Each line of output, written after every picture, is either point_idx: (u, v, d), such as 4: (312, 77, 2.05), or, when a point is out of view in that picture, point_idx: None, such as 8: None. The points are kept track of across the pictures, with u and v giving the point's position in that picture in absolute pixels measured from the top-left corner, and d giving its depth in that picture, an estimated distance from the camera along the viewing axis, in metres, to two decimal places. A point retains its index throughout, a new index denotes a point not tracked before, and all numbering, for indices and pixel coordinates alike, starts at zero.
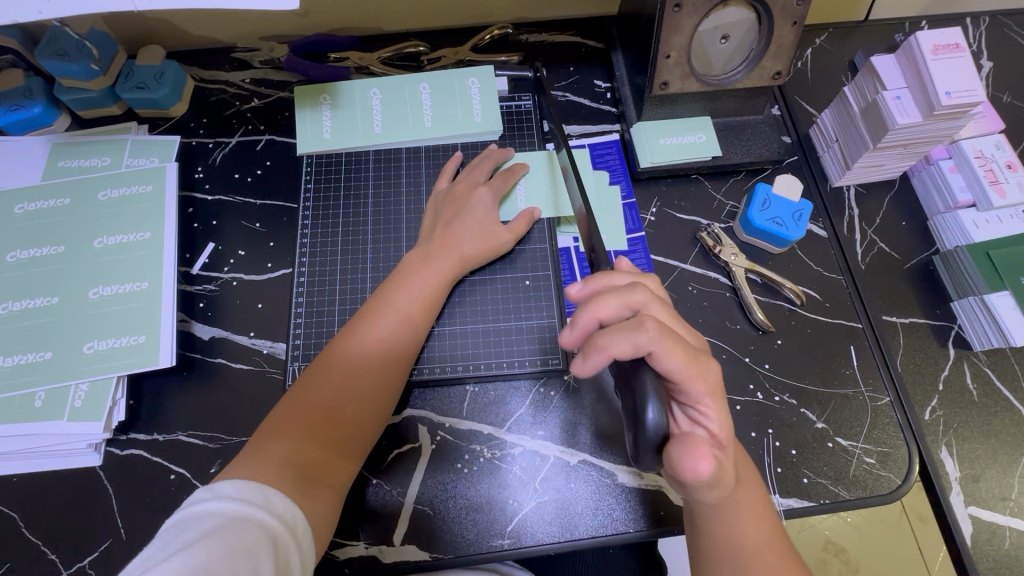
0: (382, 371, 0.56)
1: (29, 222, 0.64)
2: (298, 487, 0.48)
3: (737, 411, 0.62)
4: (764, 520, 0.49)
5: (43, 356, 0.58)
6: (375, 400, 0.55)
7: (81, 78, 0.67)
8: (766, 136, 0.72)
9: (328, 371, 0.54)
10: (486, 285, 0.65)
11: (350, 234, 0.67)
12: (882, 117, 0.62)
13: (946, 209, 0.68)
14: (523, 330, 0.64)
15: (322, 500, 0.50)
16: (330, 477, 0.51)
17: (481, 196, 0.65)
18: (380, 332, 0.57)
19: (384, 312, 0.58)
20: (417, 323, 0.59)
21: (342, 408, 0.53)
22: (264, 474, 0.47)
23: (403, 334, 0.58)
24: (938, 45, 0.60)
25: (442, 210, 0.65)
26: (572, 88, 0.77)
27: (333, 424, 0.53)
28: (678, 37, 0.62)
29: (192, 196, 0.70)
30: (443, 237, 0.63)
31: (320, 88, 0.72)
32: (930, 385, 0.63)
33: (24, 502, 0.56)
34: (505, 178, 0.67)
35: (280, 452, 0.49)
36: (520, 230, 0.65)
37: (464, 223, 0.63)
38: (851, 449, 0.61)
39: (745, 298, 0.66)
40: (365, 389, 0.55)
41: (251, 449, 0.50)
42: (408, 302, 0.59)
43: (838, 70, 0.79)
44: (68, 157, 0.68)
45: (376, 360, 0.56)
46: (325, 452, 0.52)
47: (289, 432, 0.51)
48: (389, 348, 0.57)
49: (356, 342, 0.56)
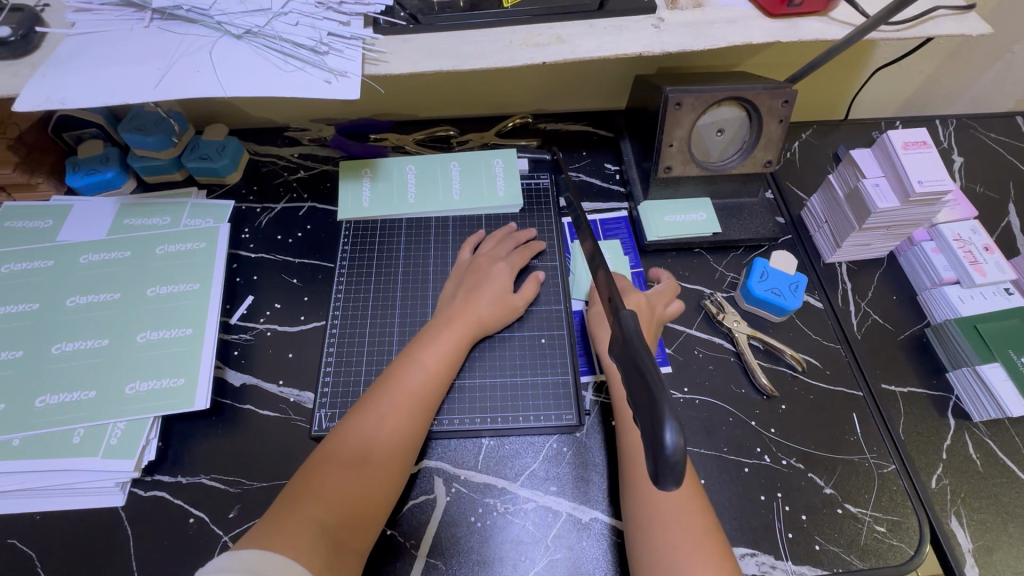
0: (409, 429, 0.58)
1: (92, 272, 0.70)
2: (327, 553, 0.48)
3: (746, 474, 0.63)
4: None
5: (88, 395, 0.62)
6: (399, 460, 0.57)
7: (153, 149, 0.76)
8: (760, 217, 0.80)
9: (357, 428, 0.57)
10: (504, 343, 0.70)
11: (378, 290, 0.73)
12: (864, 202, 0.69)
13: (933, 285, 0.73)
14: (540, 384, 0.67)
15: (347, 567, 0.50)
16: (354, 541, 0.52)
17: (498, 268, 0.71)
18: (410, 386, 0.60)
19: (410, 367, 0.61)
20: (442, 377, 0.62)
21: (370, 466, 0.55)
22: (293, 543, 0.47)
23: (429, 392, 0.61)
24: (909, 141, 0.67)
25: (463, 279, 0.70)
26: (585, 169, 0.87)
27: (361, 482, 0.54)
28: (679, 130, 0.71)
29: (237, 253, 0.76)
30: (463, 302, 0.67)
31: (363, 163, 0.81)
32: (933, 454, 0.65)
33: (44, 544, 0.57)
34: (523, 254, 0.74)
35: (310, 512, 0.50)
36: (529, 295, 0.70)
37: (488, 292, 0.68)
38: (860, 516, 0.61)
39: (749, 362, 0.69)
40: (390, 446, 0.57)
41: (278, 508, 0.51)
42: (434, 362, 0.62)
43: (824, 161, 0.88)
44: (133, 216, 0.75)
45: (404, 417, 0.58)
46: (354, 513, 0.52)
47: (315, 496, 0.51)
48: (416, 406, 0.59)
49: (385, 398, 0.59)
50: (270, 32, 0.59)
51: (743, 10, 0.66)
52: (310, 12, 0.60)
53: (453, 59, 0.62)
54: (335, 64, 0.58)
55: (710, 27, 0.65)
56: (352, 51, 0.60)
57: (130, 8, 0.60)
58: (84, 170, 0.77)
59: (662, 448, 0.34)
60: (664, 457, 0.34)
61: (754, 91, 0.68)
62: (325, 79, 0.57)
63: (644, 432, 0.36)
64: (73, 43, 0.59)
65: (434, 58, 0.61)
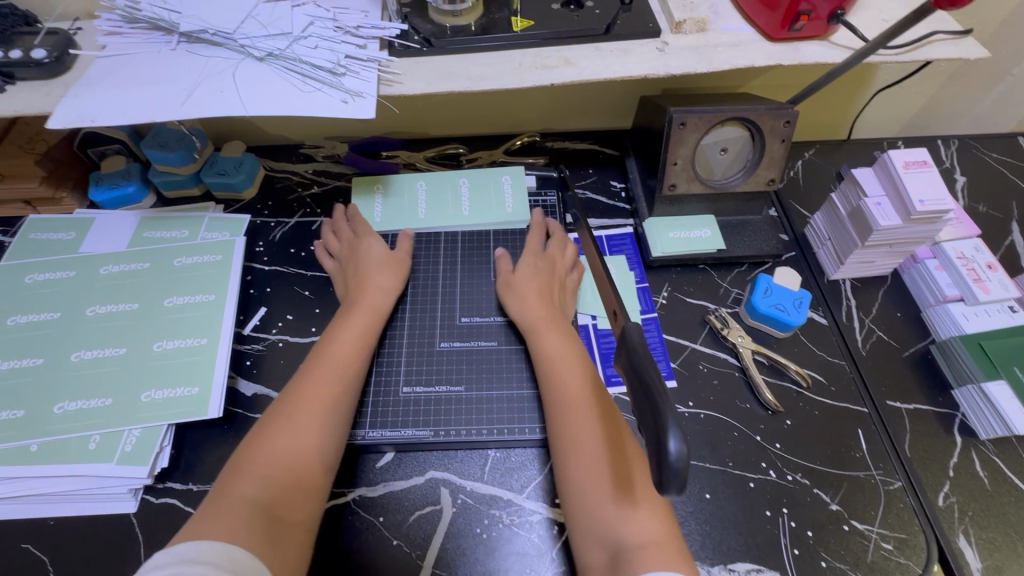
0: (337, 404, 0.59)
1: (111, 282, 0.72)
2: (261, 524, 0.49)
3: (751, 489, 0.63)
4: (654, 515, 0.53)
5: (105, 402, 0.63)
6: (329, 433, 0.57)
7: (174, 164, 0.79)
8: (765, 233, 0.81)
9: (284, 410, 0.57)
10: (421, 319, 0.73)
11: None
12: (866, 220, 0.70)
13: (937, 302, 0.74)
14: (462, 359, 0.70)
15: (289, 541, 0.50)
16: (295, 514, 0.52)
17: (369, 244, 0.74)
18: (325, 361, 0.62)
19: (325, 345, 0.64)
20: (357, 349, 0.64)
21: (302, 443, 0.55)
22: (222, 523, 0.48)
23: (349, 368, 0.62)
24: (909, 161, 0.68)
25: (344, 263, 0.74)
26: (591, 187, 0.88)
27: (294, 459, 0.54)
28: (683, 149, 0.73)
29: (252, 266, 0.78)
30: (359, 280, 0.71)
31: (376, 179, 0.84)
32: (940, 472, 0.65)
33: (58, 549, 0.58)
34: (361, 222, 0.77)
35: (243, 493, 0.51)
36: (405, 248, 0.76)
37: (377, 269, 0.72)
38: (867, 533, 0.61)
39: (754, 377, 0.70)
40: (320, 422, 0.57)
41: (213, 496, 0.51)
42: (352, 340, 0.64)
43: (826, 180, 0.90)
44: (153, 229, 0.78)
45: (329, 393, 0.59)
46: (291, 488, 0.53)
47: (247, 478, 0.52)
48: (340, 378, 0.61)
49: (308, 379, 0.60)
50: (291, 55, 0.62)
51: (745, 35, 0.68)
52: (329, 36, 0.64)
53: (464, 81, 0.64)
54: (352, 85, 0.61)
55: (713, 51, 0.67)
56: (368, 73, 0.62)
57: (159, 32, 0.64)
58: (107, 185, 0.79)
59: (666, 457, 0.35)
60: (668, 465, 0.35)
61: (756, 112, 0.70)
62: (342, 99, 0.60)
63: (650, 443, 0.37)
64: (105, 65, 0.62)
65: (446, 79, 0.64)
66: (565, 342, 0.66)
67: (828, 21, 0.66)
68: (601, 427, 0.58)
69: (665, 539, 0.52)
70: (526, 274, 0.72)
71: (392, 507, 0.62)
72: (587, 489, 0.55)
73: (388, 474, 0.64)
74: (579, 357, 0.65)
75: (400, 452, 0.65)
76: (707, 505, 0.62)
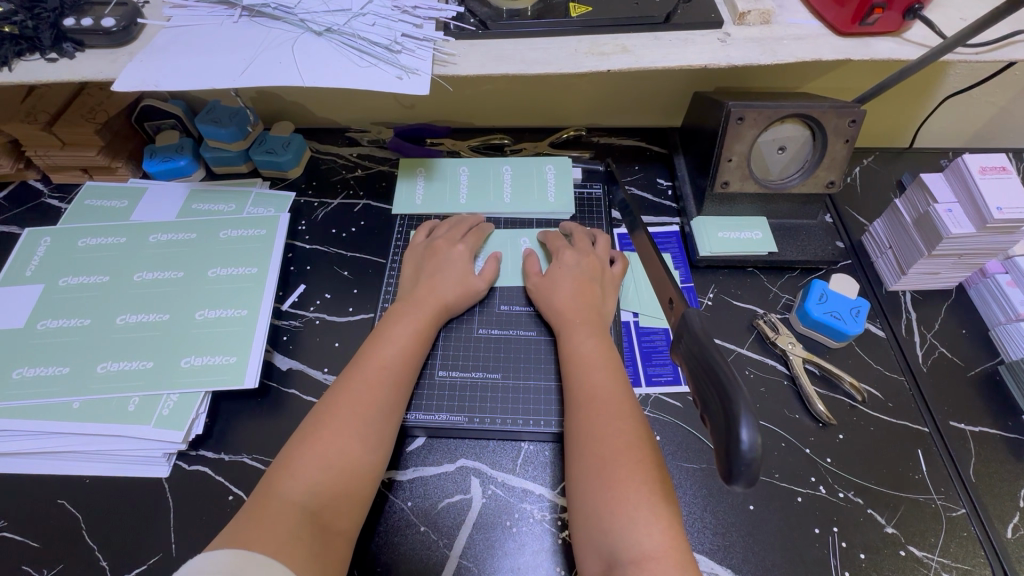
0: (390, 409, 0.57)
1: (159, 249, 0.73)
2: (309, 533, 0.47)
3: (799, 503, 0.60)
4: (664, 520, 0.48)
5: (145, 365, 0.64)
6: (379, 441, 0.55)
7: (226, 141, 0.79)
8: (820, 239, 0.77)
9: (334, 409, 0.54)
10: (475, 315, 0.71)
11: (392, 284, 0.73)
12: (935, 227, 0.66)
13: (1008, 320, 0.69)
14: (513, 362, 0.68)
15: (333, 552, 0.48)
16: (339, 522, 0.50)
17: (457, 251, 0.71)
18: (377, 359, 0.59)
19: (380, 342, 0.61)
20: (410, 348, 0.61)
21: (354, 449, 0.53)
22: (270, 528, 0.45)
23: (400, 373, 0.59)
24: (986, 166, 0.64)
25: (423, 264, 0.70)
26: (637, 183, 0.86)
27: (346, 465, 0.52)
28: (739, 144, 0.70)
29: (293, 244, 0.79)
30: (424, 286, 0.67)
31: (419, 163, 0.84)
32: (1008, 500, 0.60)
33: (90, 507, 0.58)
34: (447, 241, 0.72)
35: (290, 497, 0.48)
36: (491, 276, 0.70)
37: (450, 276, 0.68)
38: (926, 561, 0.57)
39: (804, 388, 0.66)
40: (370, 427, 0.54)
41: (260, 493, 0.49)
42: (406, 336, 0.62)
43: (886, 187, 0.86)
44: (201, 201, 0.79)
45: (381, 397, 0.56)
46: (339, 495, 0.50)
47: (297, 477, 0.49)
48: (390, 378, 0.58)
49: (361, 375, 0.57)
50: (348, 30, 0.62)
51: (812, 29, 0.65)
52: (386, 15, 0.64)
53: (518, 64, 0.63)
54: (407, 63, 0.61)
55: (777, 44, 0.64)
56: (423, 51, 0.62)
57: (222, 5, 0.64)
58: (160, 157, 0.81)
59: (737, 445, 0.34)
60: (740, 456, 0.34)
61: (820, 109, 0.67)
62: (397, 75, 0.59)
63: (719, 433, 0.36)
64: (169, 34, 0.63)
65: (500, 62, 0.63)
66: (611, 346, 0.62)
67: (902, 16, 0.63)
68: (615, 426, 0.53)
69: (669, 551, 0.46)
70: (561, 273, 0.69)
71: (420, 492, 0.61)
72: (589, 490, 0.51)
73: (418, 458, 0.63)
74: (611, 362, 0.60)
75: (431, 438, 0.64)
76: (750, 517, 0.59)
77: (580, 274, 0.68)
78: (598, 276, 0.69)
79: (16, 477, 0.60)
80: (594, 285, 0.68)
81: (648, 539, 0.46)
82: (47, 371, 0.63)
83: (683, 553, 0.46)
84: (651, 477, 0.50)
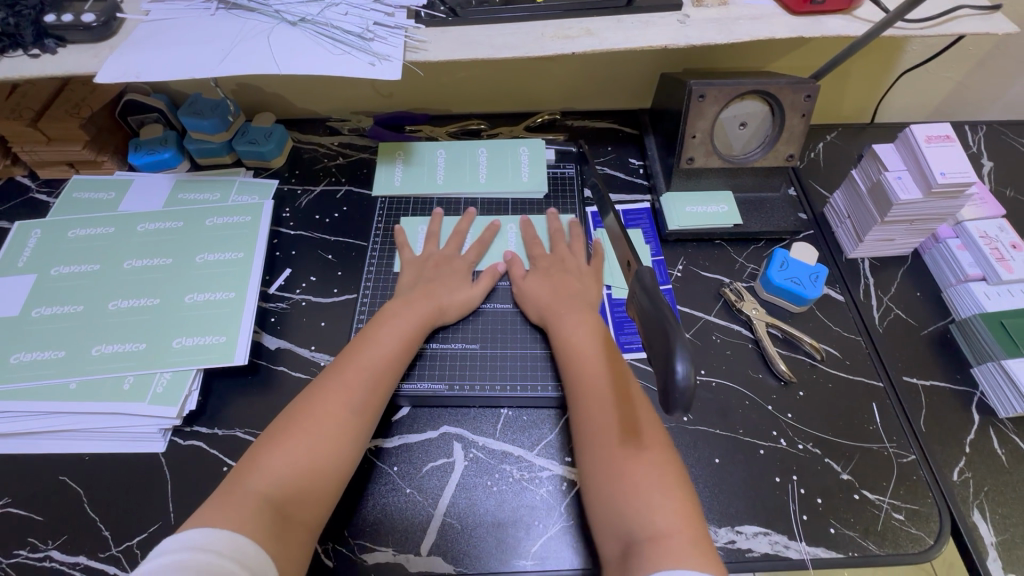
0: (364, 409, 0.59)
1: (148, 238, 0.76)
2: (270, 523, 0.49)
3: (761, 456, 0.64)
4: (680, 508, 0.51)
5: (138, 347, 0.67)
6: (349, 441, 0.57)
7: (209, 132, 0.82)
8: (783, 211, 0.81)
9: (310, 408, 0.57)
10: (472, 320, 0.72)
11: (387, 280, 0.75)
12: (885, 194, 0.70)
13: (958, 281, 0.73)
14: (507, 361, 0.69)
15: (295, 543, 0.50)
16: (302, 516, 0.52)
17: (458, 260, 0.74)
18: (360, 361, 0.62)
19: (365, 346, 0.63)
20: (394, 352, 0.63)
21: (322, 446, 0.55)
22: (235, 514, 0.48)
23: (380, 375, 0.62)
24: (932, 134, 0.68)
25: (424, 270, 0.72)
26: (610, 163, 0.90)
27: (314, 461, 0.54)
28: (701, 122, 0.74)
29: (278, 230, 0.81)
30: (422, 290, 0.70)
31: (398, 147, 0.87)
32: (955, 446, 0.64)
33: (91, 481, 0.61)
34: (448, 250, 0.74)
35: (258, 486, 0.51)
36: (485, 288, 0.72)
37: (449, 281, 0.71)
38: (878, 503, 0.61)
39: (767, 349, 0.70)
40: (342, 426, 0.57)
41: (231, 482, 0.52)
42: (390, 340, 0.64)
43: (848, 161, 0.90)
44: (187, 191, 0.82)
45: (355, 398, 0.59)
46: (302, 490, 0.53)
47: (265, 470, 0.52)
48: (368, 380, 0.60)
49: (339, 376, 0.60)
50: (322, 20, 0.64)
51: (767, 8, 0.69)
52: (359, 4, 0.66)
53: (487, 49, 0.66)
54: (379, 50, 0.63)
55: (733, 23, 0.67)
56: (395, 38, 0.65)
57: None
58: (145, 150, 0.83)
59: (674, 380, 0.38)
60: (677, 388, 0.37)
61: (777, 85, 0.70)
62: (370, 62, 0.62)
63: (659, 371, 0.40)
64: (149, 28, 0.65)
65: (470, 47, 0.66)
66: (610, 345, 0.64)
67: None
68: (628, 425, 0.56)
69: (685, 530, 0.49)
70: (547, 274, 0.72)
71: (405, 458, 0.64)
72: (607, 485, 0.53)
73: (402, 427, 0.66)
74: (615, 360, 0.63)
75: (415, 408, 0.67)
76: (716, 469, 0.63)
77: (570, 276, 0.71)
78: (573, 271, 0.72)
79: (18, 457, 0.63)
80: (572, 279, 0.71)
81: (669, 521, 0.49)
82: (44, 356, 0.66)
83: (698, 534, 0.49)
84: (667, 473, 0.53)
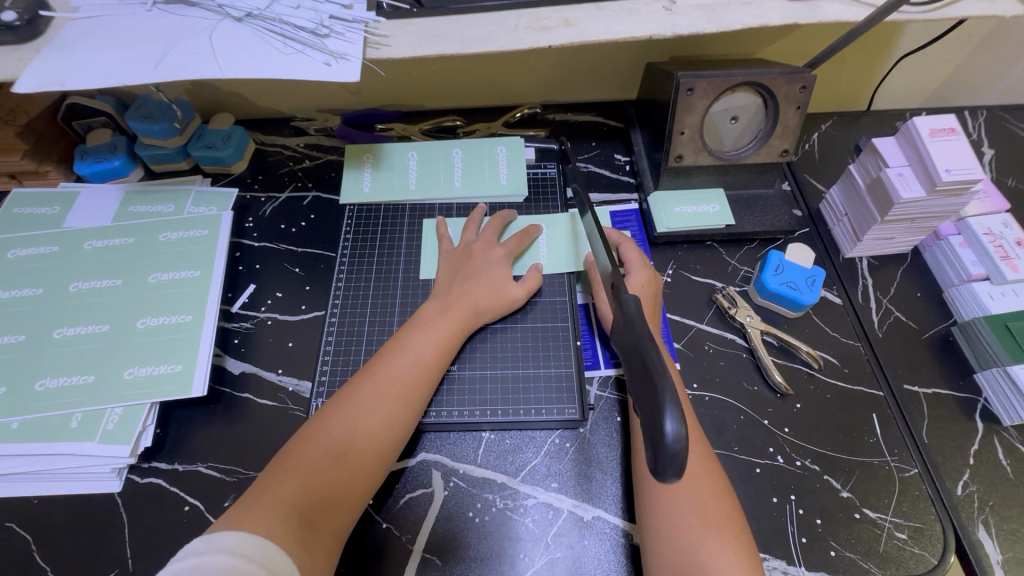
0: (398, 411, 0.56)
1: (96, 256, 0.70)
2: (297, 529, 0.47)
3: (757, 474, 0.60)
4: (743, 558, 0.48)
5: (86, 379, 0.62)
6: (382, 443, 0.54)
7: (160, 137, 0.75)
8: (777, 209, 0.77)
9: (341, 409, 0.54)
10: (511, 326, 0.68)
11: (386, 294, 0.70)
12: (886, 192, 0.65)
13: (961, 281, 0.70)
14: (549, 370, 0.65)
15: (322, 551, 0.48)
16: (329, 522, 0.49)
17: (494, 256, 0.69)
18: (394, 364, 0.58)
19: (400, 349, 0.59)
20: (431, 355, 0.60)
21: (354, 448, 0.52)
22: (262, 519, 0.46)
23: (415, 378, 0.58)
24: (935, 128, 0.63)
25: (459, 268, 0.68)
26: (595, 160, 0.85)
27: (345, 464, 0.52)
28: (691, 116, 0.68)
29: (240, 243, 0.76)
30: (458, 290, 0.65)
31: (367, 149, 0.81)
32: (959, 458, 0.62)
33: (39, 528, 0.57)
34: (484, 246, 0.70)
35: (284, 491, 0.48)
36: (531, 286, 0.68)
37: (484, 280, 0.66)
38: (879, 522, 0.58)
39: (762, 359, 0.66)
40: (376, 428, 0.54)
41: (258, 487, 0.49)
42: (426, 343, 0.60)
43: (843, 152, 0.85)
44: (138, 203, 0.76)
45: (390, 401, 0.55)
46: (330, 495, 0.50)
47: (292, 474, 0.50)
48: (403, 382, 0.57)
49: (371, 377, 0.57)
50: (270, 15, 0.58)
51: None
52: None
53: (456, 44, 0.60)
54: (335, 47, 0.57)
55: (723, 10, 0.62)
56: (353, 34, 0.59)
57: None
58: (92, 159, 0.77)
59: (662, 439, 0.34)
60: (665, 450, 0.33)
61: (770, 76, 0.65)
62: (325, 61, 0.56)
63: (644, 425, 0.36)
64: (79, 27, 0.59)
65: (437, 42, 0.60)
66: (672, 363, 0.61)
67: None
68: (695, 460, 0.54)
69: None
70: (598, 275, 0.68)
71: (380, 489, 0.60)
72: (669, 522, 0.51)
73: None
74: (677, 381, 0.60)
75: None
76: None
77: (634, 277, 0.65)
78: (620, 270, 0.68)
79: None
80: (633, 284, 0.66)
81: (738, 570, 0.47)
82: None
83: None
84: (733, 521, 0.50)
